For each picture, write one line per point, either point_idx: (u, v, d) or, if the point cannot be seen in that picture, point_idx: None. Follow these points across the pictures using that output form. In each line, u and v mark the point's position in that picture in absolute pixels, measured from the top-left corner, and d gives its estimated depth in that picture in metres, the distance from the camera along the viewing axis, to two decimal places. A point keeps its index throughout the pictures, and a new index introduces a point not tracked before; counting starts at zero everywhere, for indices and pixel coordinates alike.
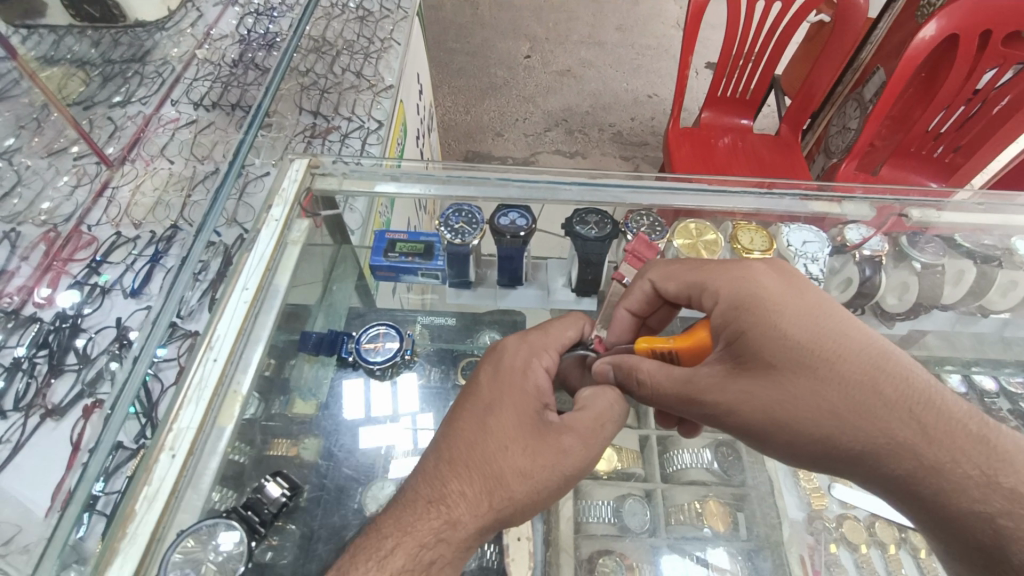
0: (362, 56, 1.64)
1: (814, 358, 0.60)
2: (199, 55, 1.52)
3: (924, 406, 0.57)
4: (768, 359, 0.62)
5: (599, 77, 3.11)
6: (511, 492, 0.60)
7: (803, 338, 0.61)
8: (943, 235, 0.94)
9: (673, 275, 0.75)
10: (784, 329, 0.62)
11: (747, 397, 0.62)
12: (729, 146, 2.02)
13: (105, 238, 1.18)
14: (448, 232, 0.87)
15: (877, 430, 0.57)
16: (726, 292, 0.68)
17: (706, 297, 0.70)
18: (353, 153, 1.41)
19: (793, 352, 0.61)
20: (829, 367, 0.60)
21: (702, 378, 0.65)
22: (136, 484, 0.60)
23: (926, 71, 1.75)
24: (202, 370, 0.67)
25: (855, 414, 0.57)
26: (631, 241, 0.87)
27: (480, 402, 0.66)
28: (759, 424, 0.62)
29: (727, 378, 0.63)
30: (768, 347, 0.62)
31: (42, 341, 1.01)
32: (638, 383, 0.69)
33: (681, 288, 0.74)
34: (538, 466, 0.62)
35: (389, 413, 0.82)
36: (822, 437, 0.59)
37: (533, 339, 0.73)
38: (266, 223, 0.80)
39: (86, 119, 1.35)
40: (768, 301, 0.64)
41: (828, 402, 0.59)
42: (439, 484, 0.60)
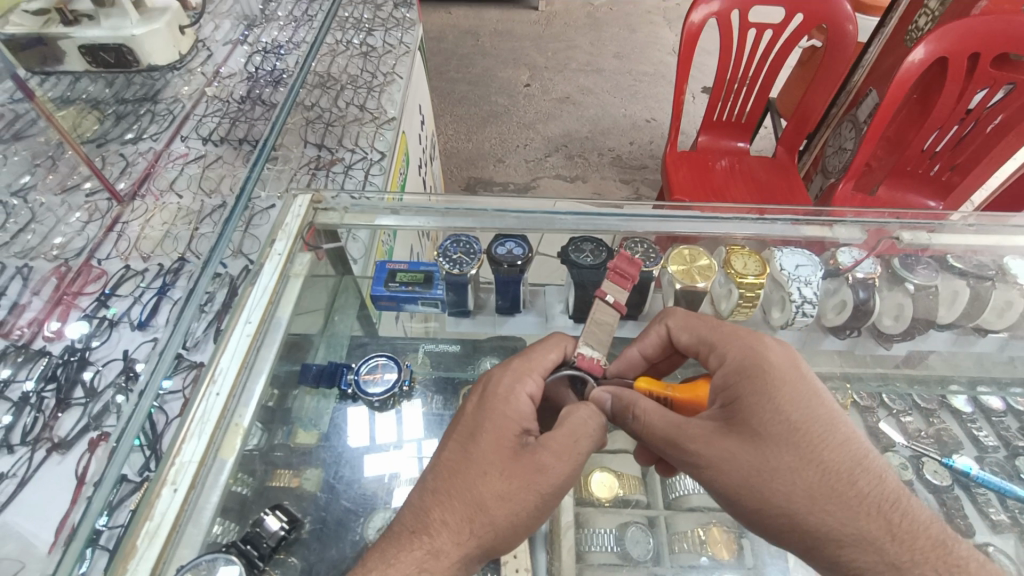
0: (366, 90, 1.70)
1: (801, 436, 0.63)
2: (209, 93, 1.58)
3: (893, 507, 0.59)
4: (757, 427, 0.63)
5: (597, 103, 3.18)
6: (491, 518, 0.60)
7: (793, 417, 0.64)
8: (936, 256, 0.95)
9: (689, 327, 0.77)
10: (778, 403, 0.64)
11: (730, 458, 0.63)
12: (726, 168, 2.06)
13: (115, 271, 1.21)
14: (447, 262, 0.88)
15: (845, 518, 0.58)
16: (734, 357, 0.70)
17: (713, 357, 0.73)
18: (356, 183, 1.45)
19: (782, 425, 0.63)
20: (813, 448, 0.62)
21: (691, 427, 0.66)
22: (137, 519, 0.60)
23: (918, 93, 1.78)
24: (205, 404, 0.68)
25: (828, 497, 0.59)
26: (613, 259, 0.84)
27: (463, 431, 0.67)
28: (734, 487, 0.62)
29: (715, 436, 0.64)
30: (759, 415, 0.64)
31: (50, 374, 1.03)
32: (633, 418, 0.70)
33: (692, 343, 0.76)
34: (518, 492, 0.62)
35: (395, 441, 0.83)
36: (792, 513, 0.60)
37: (515, 363, 0.73)
38: (269, 257, 0.83)
39: (98, 156, 1.40)
40: (771, 373, 0.66)
41: (806, 480, 0.60)
42: (421, 513, 0.61)
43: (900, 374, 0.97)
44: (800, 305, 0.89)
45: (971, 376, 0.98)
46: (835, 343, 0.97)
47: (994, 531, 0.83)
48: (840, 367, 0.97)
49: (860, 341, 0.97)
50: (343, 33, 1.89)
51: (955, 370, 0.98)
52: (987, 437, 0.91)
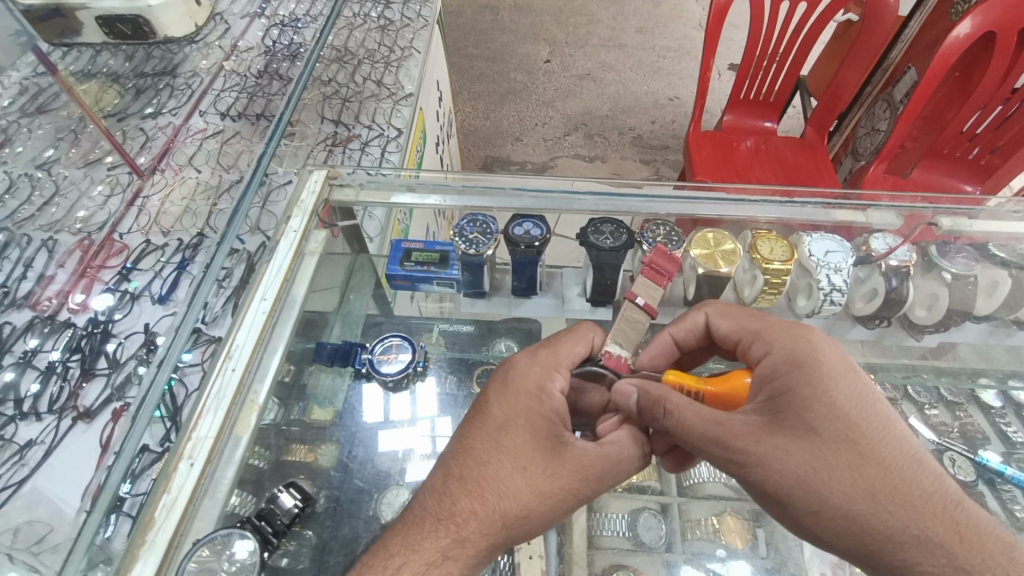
0: (383, 65, 1.67)
1: (856, 431, 0.59)
2: (227, 67, 1.57)
3: (953, 507, 0.56)
4: (812, 423, 0.60)
5: (619, 80, 3.09)
6: (527, 514, 0.61)
7: (850, 412, 0.60)
8: (976, 244, 0.90)
9: (730, 315, 0.74)
10: (833, 396, 0.61)
11: (784, 454, 0.59)
12: (752, 149, 1.98)
13: (136, 246, 1.22)
14: (463, 242, 0.86)
15: (909, 519, 0.55)
16: (781, 346, 0.66)
17: (757, 346, 0.69)
18: (372, 160, 1.44)
19: (839, 421, 0.60)
20: (871, 445, 0.59)
21: (737, 425, 0.61)
22: (156, 491, 0.61)
23: (960, 70, 1.69)
24: (221, 379, 0.68)
25: (889, 498, 0.56)
26: (652, 252, 0.81)
27: (492, 421, 0.66)
28: (788, 487, 0.58)
29: (765, 432, 0.60)
30: (814, 410, 0.60)
31: (75, 345, 1.06)
32: (664, 414, 0.64)
33: (735, 331, 0.73)
34: (554, 487, 0.62)
35: (409, 418, 0.85)
36: (850, 515, 0.56)
37: (544, 355, 0.72)
38: (284, 233, 0.82)
39: (119, 130, 1.42)
40: (824, 364, 0.63)
41: (866, 480, 0.57)
42: (447, 502, 0.60)
43: (927, 365, 0.94)
44: (829, 293, 0.86)
45: (1005, 370, 0.94)
46: (863, 332, 0.93)
47: (1020, 528, 0.80)
48: (865, 357, 0.94)
49: (888, 331, 0.93)
50: (360, 6, 1.85)
51: (990, 362, 0.95)
52: (1017, 433, 0.89)
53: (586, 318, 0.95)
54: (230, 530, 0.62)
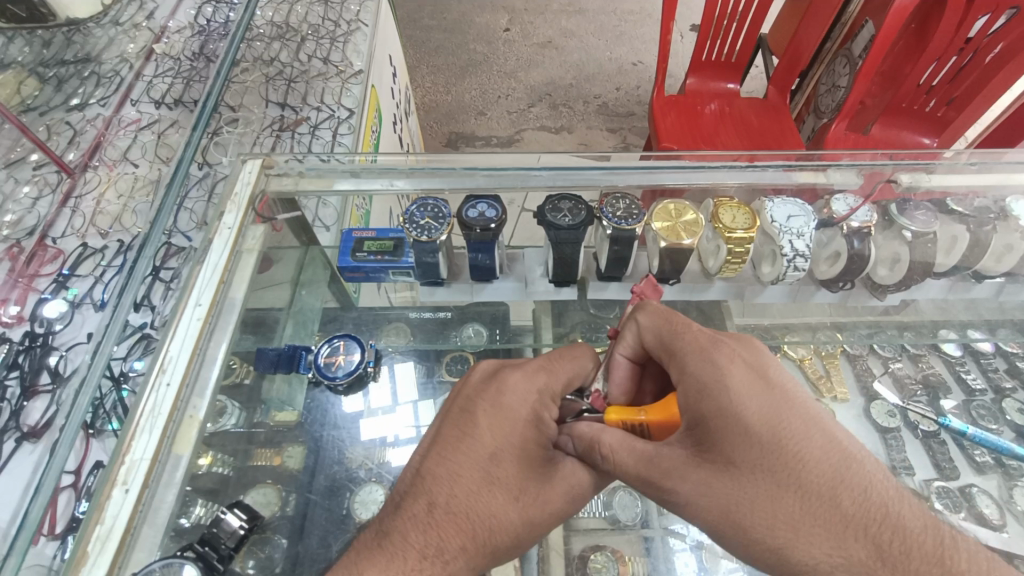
0: (329, 41, 1.57)
1: (771, 456, 0.56)
2: (158, 51, 1.45)
3: (883, 524, 0.53)
4: (728, 453, 0.57)
5: (581, 47, 3.00)
6: (514, 540, 0.63)
7: (763, 436, 0.57)
8: (935, 200, 0.90)
9: (657, 326, 0.68)
10: (745, 420, 0.58)
11: (703, 489, 0.57)
12: (715, 112, 1.96)
13: (72, 250, 1.13)
14: (414, 229, 0.81)
15: (833, 547, 0.52)
16: (693, 371, 0.62)
17: (675, 367, 0.65)
18: (324, 145, 1.35)
19: (754, 448, 0.57)
20: (788, 470, 0.56)
21: (663, 459, 0.60)
22: (87, 523, 0.56)
23: (917, 23, 1.68)
24: (154, 396, 0.63)
25: (812, 522, 0.54)
26: (639, 282, 0.84)
27: (484, 448, 0.63)
28: (712, 522, 0.58)
29: (687, 466, 0.59)
30: (729, 439, 0.58)
31: (12, 361, 0.98)
32: (601, 458, 0.64)
33: (657, 349, 0.68)
34: (541, 515, 0.64)
35: (387, 405, 0.85)
36: (775, 548, 0.55)
37: (544, 382, 0.69)
38: (218, 231, 0.76)
39: (42, 125, 1.30)
40: (733, 387, 0.59)
41: (783, 509, 0.55)
42: (436, 539, 0.58)
43: (892, 322, 0.95)
44: (792, 259, 0.85)
45: (963, 321, 0.95)
46: (827, 296, 0.93)
47: (979, 471, 0.91)
48: (831, 316, 0.95)
49: (852, 294, 0.92)
50: None
51: (948, 314, 0.96)
52: (975, 380, 0.98)
53: (551, 299, 0.92)
54: (169, 562, 0.57)
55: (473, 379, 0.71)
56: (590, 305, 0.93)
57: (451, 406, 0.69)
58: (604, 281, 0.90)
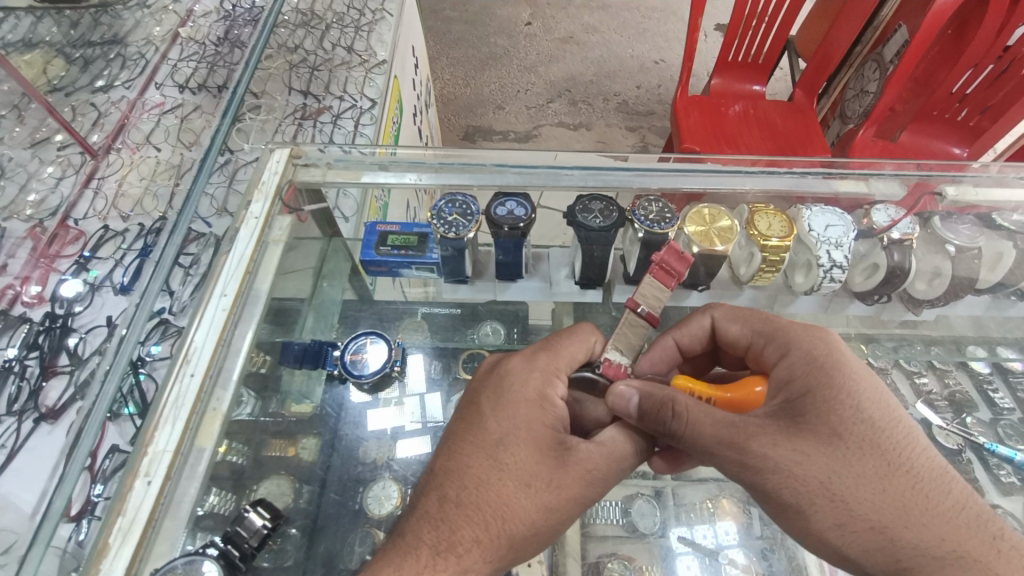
0: (353, 30, 1.56)
1: (881, 438, 0.57)
2: (183, 34, 1.44)
3: (987, 523, 0.55)
4: (837, 427, 0.57)
5: (604, 43, 2.96)
6: (533, 530, 0.60)
7: (875, 418, 0.58)
8: (980, 214, 0.88)
9: (740, 318, 0.72)
10: (858, 398, 0.59)
11: (805, 459, 0.56)
12: (740, 114, 1.92)
13: (93, 232, 1.14)
14: (441, 225, 0.79)
15: (941, 534, 0.53)
16: (800, 348, 0.63)
17: (771, 347, 0.66)
18: (345, 135, 1.34)
19: (866, 427, 0.57)
20: (898, 454, 0.57)
21: (753, 425, 0.58)
22: (111, 513, 0.56)
23: (954, 27, 1.63)
24: (178, 387, 0.63)
25: (921, 509, 0.54)
26: (661, 250, 0.75)
27: (489, 437, 0.62)
28: (809, 494, 0.56)
29: (784, 434, 0.58)
30: (839, 413, 0.58)
31: (33, 341, 0.99)
32: (673, 415, 0.60)
33: (745, 333, 0.70)
34: (558, 501, 0.61)
35: (397, 397, 0.84)
36: (879, 528, 0.54)
37: (543, 362, 0.68)
38: (244, 220, 0.75)
39: (67, 106, 1.30)
40: (846, 367, 0.61)
41: (892, 490, 0.55)
42: (447, 532, 0.57)
43: (919, 336, 0.93)
44: (829, 269, 0.82)
45: (993, 340, 0.93)
46: (861, 308, 0.91)
47: (1004, 495, 0.83)
48: (857, 328, 0.93)
49: (887, 307, 0.89)
50: None
51: (982, 331, 0.93)
52: (1003, 400, 0.92)
53: (575, 301, 0.91)
54: (193, 557, 0.57)
55: (478, 372, 0.71)
56: (613, 310, 0.91)
57: (461, 398, 0.69)
58: (631, 284, 0.89)
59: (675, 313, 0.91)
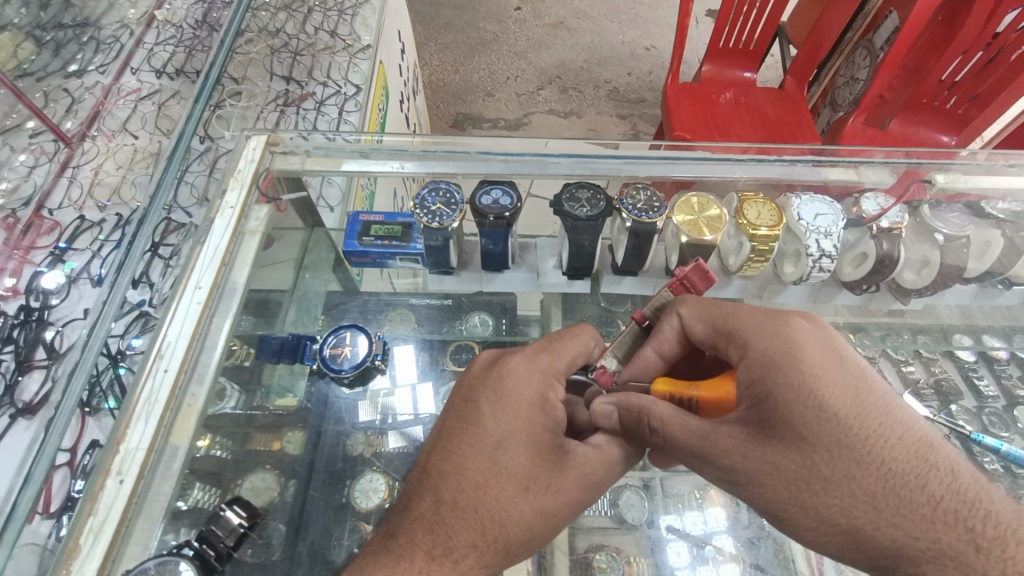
0: (337, 13, 1.52)
1: (849, 437, 0.55)
2: (159, 17, 1.39)
3: (972, 507, 0.53)
4: (801, 431, 0.56)
5: (594, 29, 2.92)
6: (530, 533, 0.60)
7: (841, 416, 0.56)
8: (969, 203, 0.87)
9: (704, 316, 0.67)
10: (820, 397, 0.56)
11: (773, 469, 0.55)
12: (730, 101, 1.91)
13: (69, 222, 1.10)
14: (424, 215, 0.77)
15: (919, 530, 0.52)
16: (757, 347, 0.60)
17: (734, 347, 0.63)
18: (329, 122, 1.31)
19: (831, 426, 0.55)
20: (868, 450, 0.55)
21: (721, 437, 0.58)
22: (81, 514, 0.54)
23: (944, 15, 1.62)
24: (152, 382, 0.61)
25: (895, 505, 0.53)
26: (686, 267, 0.76)
27: (488, 438, 0.61)
28: (780, 502, 0.56)
29: (751, 443, 0.57)
30: (802, 416, 0.56)
31: (8, 336, 0.96)
32: (651, 430, 0.61)
33: (709, 332, 0.66)
34: (557, 504, 0.61)
35: (388, 387, 0.82)
36: (852, 530, 0.53)
37: (544, 363, 0.66)
38: (220, 211, 0.73)
39: (39, 92, 1.25)
40: (807, 363, 0.58)
41: (863, 488, 0.54)
42: (443, 537, 0.56)
43: (905, 325, 0.94)
44: (817, 259, 0.82)
45: (980, 329, 0.94)
46: (849, 298, 0.90)
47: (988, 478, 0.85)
48: (844, 317, 0.93)
49: (875, 296, 0.89)
50: None
51: (968, 320, 0.93)
52: (988, 386, 0.93)
53: (564, 292, 0.89)
54: (163, 560, 0.55)
55: (475, 366, 0.69)
56: (601, 300, 0.91)
57: (455, 395, 0.68)
58: (619, 275, 0.87)
59: None
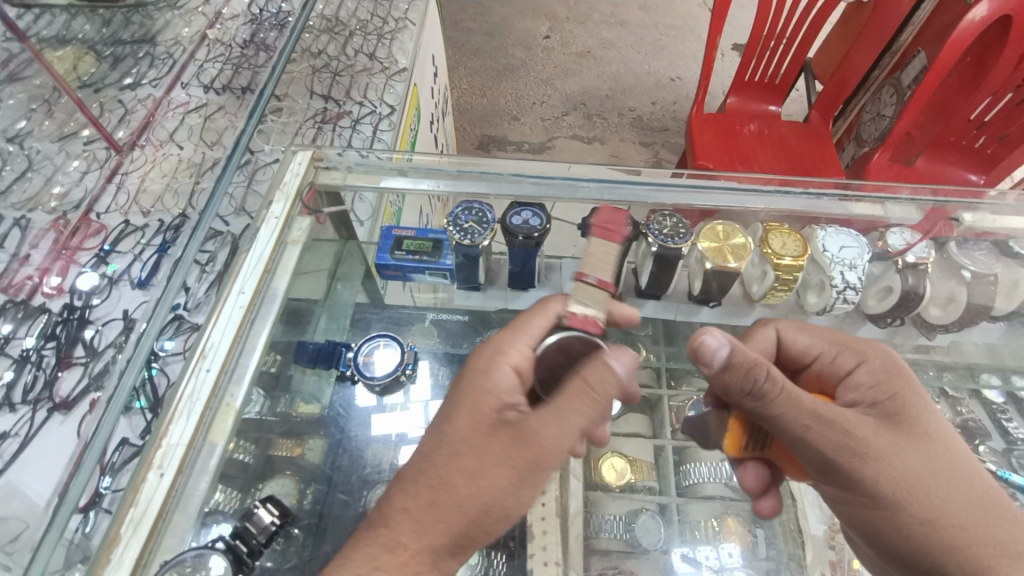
0: (376, 37, 1.59)
1: (953, 443, 0.62)
2: (210, 36, 1.48)
3: None
4: (921, 427, 0.62)
5: (621, 58, 2.99)
6: (464, 495, 0.57)
7: (949, 433, 0.63)
8: (996, 242, 0.87)
9: (807, 329, 0.75)
10: (930, 407, 0.64)
11: (899, 452, 0.60)
12: (755, 133, 1.93)
13: (114, 226, 1.16)
14: (457, 231, 0.82)
15: (1005, 532, 0.58)
16: (874, 360, 0.68)
17: (846, 355, 0.70)
18: (364, 139, 1.36)
19: (939, 430, 0.63)
20: (964, 458, 0.62)
21: (852, 419, 0.61)
22: (124, 503, 0.58)
23: (972, 56, 1.63)
24: (194, 382, 0.64)
25: (986, 506, 0.59)
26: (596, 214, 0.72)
27: (441, 411, 0.65)
28: (897, 484, 0.59)
29: (880, 429, 0.61)
30: (919, 415, 0.63)
31: (51, 332, 1.01)
32: (768, 383, 0.60)
33: (817, 341, 0.73)
34: (491, 462, 0.58)
35: (403, 403, 0.83)
36: (954, 520, 0.58)
37: (500, 338, 0.71)
38: (265, 220, 0.77)
39: (96, 102, 1.33)
40: (914, 381, 0.67)
41: (963, 485, 0.60)
42: (384, 500, 0.59)
43: (932, 361, 0.91)
44: (842, 291, 0.83)
45: (1007, 367, 0.91)
46: (872, 332, 0.90)
47: None
48: None
49: (899, 331, 0.89)
50: None
51: (996, 361, 0.92)
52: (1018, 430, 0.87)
53: None
54: (200, 552, 0.58)
55: None
56: None
57: None
58: (642, 298, 0.90)
59: (687, 326, 0.91)
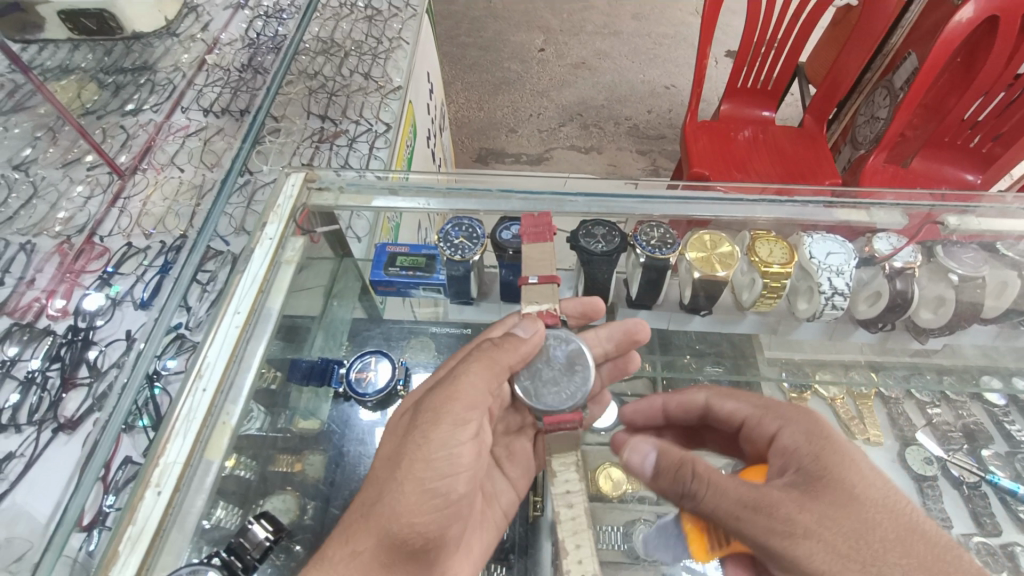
0: (370, 57, 1.62)
1: (888, 503, 0.57)
2: (209, 62, 1.52)
3: None
4: (850, 491, 0.57)
5: (615, 68, 3.03)
6: (376, 482, 0.61)
7: (889, 491, 0.58)
8: (986, 243, 0.87)
9: (734, 395, 0.77)
10: (860, 465, 0.60)
11: (829, 523, 0.55)
12: (748, 139, 1.94)
13: (117, 249, 1.18)
14: (448, 248, 0.82)
15: None
16: (795, 425, 0.66)
17: (767, 421, 0.69)
18: (360, 157, 1.38)
19: (871, 489, 0.58)
20: (906, 519, 0.56)
21: (771, 491, 0.58)
22: (121, 523, 0.58)
23: (963, 56, 1.64)
24: (191, 401, 0.65)
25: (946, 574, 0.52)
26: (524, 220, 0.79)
27: None
28: (838, 562, 0.53)
29: (803, 498, 0.57)
30: (844, 476, 0.59)
31: (55, 354, 1.02)
32: (693, 476, 0.62)
33: (744, 409, 0.73)
34: (394, 447, 0.62)
35: None
36: None
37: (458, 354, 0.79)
38: (259, 241, 0.78)
39: (98, 129, 1.36)
40: (838, 438, 0.63)
41: (913, 552, 0.53)
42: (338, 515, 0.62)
43: (931, 364, 0.91)
44: (830, 296, 0.84)
45: (1006, 368, 0.90)
46: (865, 335, 0.91)
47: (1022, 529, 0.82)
48: (864, 356, 0.92)
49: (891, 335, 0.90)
50: None
51: (994, 361, 0.92)
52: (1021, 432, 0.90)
53: None
54: (195, 568, 0.58)
55: None
56: None
57: None
58: (633, 308, 0.91)
59: (682, 336, 0.92)
